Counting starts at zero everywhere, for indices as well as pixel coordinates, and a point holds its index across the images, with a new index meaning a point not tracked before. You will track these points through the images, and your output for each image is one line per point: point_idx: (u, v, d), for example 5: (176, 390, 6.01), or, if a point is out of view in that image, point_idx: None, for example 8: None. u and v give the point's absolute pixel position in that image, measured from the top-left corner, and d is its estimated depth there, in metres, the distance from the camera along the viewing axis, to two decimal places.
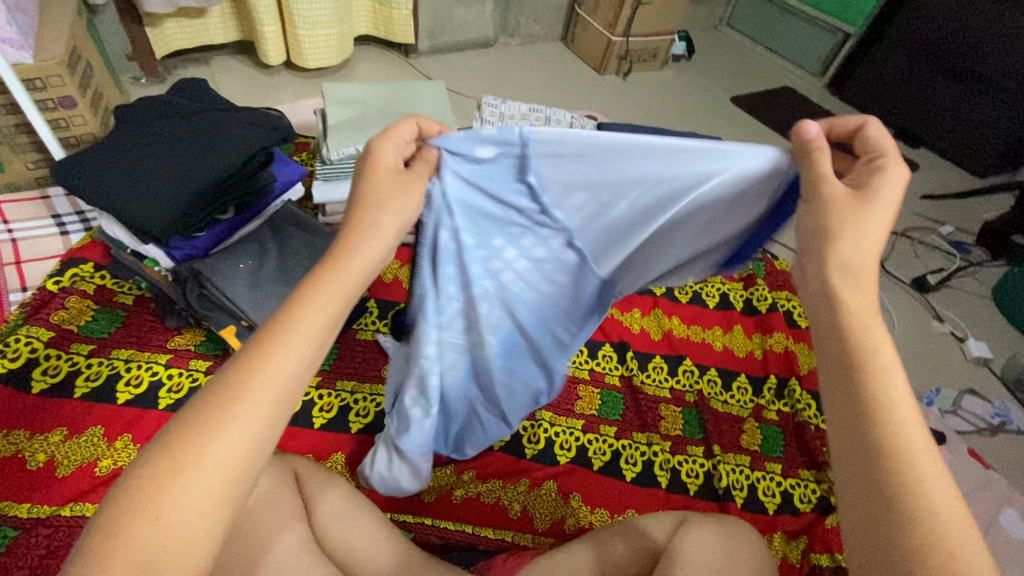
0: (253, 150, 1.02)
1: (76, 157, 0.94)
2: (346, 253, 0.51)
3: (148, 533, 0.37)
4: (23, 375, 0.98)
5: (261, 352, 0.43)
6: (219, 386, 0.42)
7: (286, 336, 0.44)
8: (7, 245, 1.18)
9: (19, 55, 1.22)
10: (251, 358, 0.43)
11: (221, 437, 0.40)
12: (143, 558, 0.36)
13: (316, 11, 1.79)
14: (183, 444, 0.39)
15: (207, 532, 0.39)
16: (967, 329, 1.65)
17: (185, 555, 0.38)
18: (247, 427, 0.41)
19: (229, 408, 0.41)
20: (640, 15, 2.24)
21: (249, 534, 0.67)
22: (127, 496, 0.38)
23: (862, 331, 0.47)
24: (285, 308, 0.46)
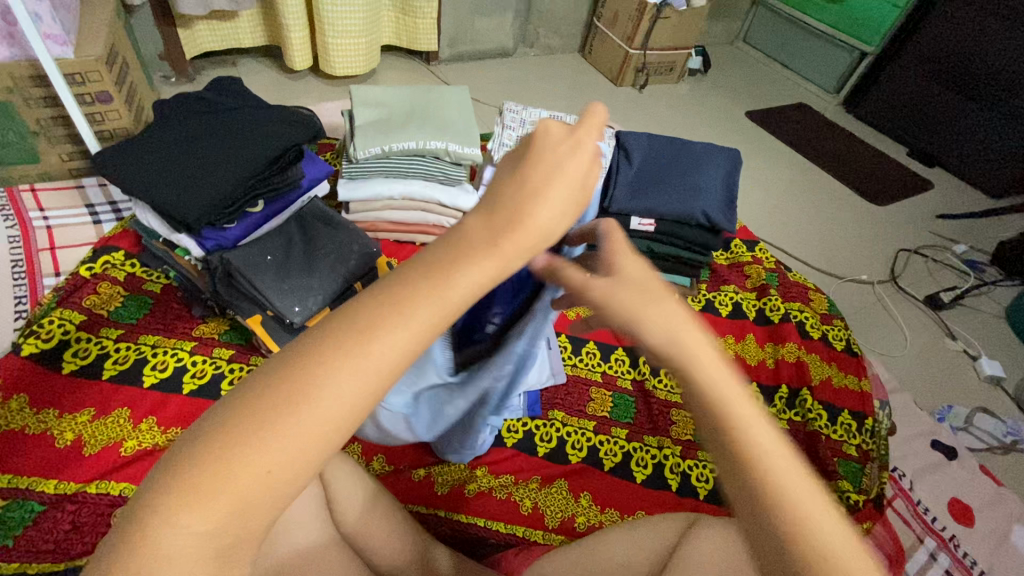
0: (283, 147, 1.07)
1: (117, 150, 1.00)
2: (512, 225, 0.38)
3: (209, 510, 0.31)
4: (55, 356, 1.02)
5: (374, 321, 0.34)
6: (304, 352, 0.34)
7: (388, 318, 0.34)
8: (43, 231, 1.24)
9: (61, 51, 1.27)
10: (360, 324, 0.34)
11: (301, 417, 0.32)
12: (201, 537, 0.31)
13: (346, 21, 1.85)
14: (264, 411, 0.32)
15: (263, 514, 0.33)
16: (979, 347, 1.65)
17: (251, 535, 0.33)
18: (330, 413, 0.33)
19: (326, 380, 0.33)
20: (659, 28, 2.27)
21: None
22: (189, 465, 0.32)
23: (694, 337, 0.42)
24: (401, 270, 0.36)
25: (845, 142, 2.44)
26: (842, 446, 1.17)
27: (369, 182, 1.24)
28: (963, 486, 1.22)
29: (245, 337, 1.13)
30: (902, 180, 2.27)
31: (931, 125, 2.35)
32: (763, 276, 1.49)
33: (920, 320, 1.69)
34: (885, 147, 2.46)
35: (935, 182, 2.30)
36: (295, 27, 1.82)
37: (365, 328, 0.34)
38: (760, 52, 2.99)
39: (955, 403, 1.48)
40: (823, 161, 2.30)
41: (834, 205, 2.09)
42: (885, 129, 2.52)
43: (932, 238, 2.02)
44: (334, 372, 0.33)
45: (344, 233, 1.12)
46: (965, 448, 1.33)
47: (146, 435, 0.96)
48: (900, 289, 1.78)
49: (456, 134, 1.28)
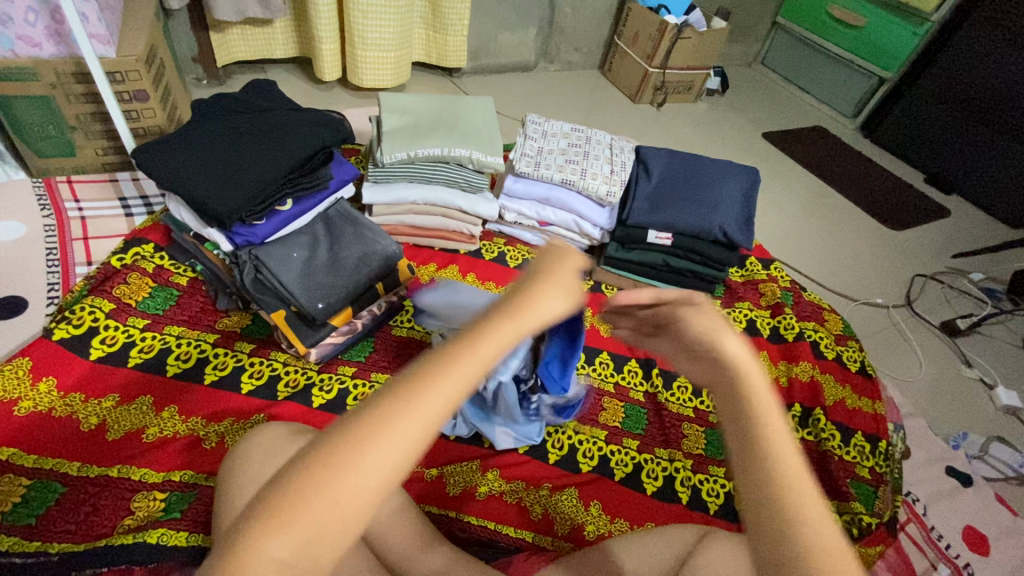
0: (313, 150, 1.11)
1: (154, 146, 1.04)
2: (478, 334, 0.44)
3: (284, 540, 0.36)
4: (84, 342, 1.04)
5: (369, 429, 0.38)
6: (386, 393, 0.40)
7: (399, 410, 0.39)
8: (78, 221, 1.28)
9: (104, 50, 1.32)
10: (358, 433, 0.38)
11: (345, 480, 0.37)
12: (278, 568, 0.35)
13: (377, 35, 1.90)
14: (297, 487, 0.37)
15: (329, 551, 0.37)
16: (996, 376, 1.64)
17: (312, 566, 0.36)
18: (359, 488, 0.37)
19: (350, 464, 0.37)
20: (679, 48, 2.30)
21: None
22: (274, 497, 0.37)
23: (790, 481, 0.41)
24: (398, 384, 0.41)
25: (862, 166, 2.44)
26: (855, 468, 1.17)
27: (392, 186, 1.27)
28: (977, 514, 1.20)
29: (265, 332, 1.16)
30: (918, 206, 2.27)
31: (950, 151, 2.34)
32: (777, 294, 1.49)
33: (935, 347, 1.68)
34: (902, 173, 2.47)
35: (952, 210, 2.29)
36: (326, 38, 1.88)
37: (444, 361, 0.41)
38: (778, 76, 3.02)
39: (970, 431, 1.46)
40: (840, 185, 2.30)
41: (850, 228, 2.09)
42: (902, 155, 2.53)
43: (947, 265, 2.01)
44: (392, 429, 0.38)
45: (369, 233, 1.16)
46: (980, 476, 1.31)
47: (167, 423, 0.98)
48: (915, 313, 1.78)
49: (480, 142, 1.31)
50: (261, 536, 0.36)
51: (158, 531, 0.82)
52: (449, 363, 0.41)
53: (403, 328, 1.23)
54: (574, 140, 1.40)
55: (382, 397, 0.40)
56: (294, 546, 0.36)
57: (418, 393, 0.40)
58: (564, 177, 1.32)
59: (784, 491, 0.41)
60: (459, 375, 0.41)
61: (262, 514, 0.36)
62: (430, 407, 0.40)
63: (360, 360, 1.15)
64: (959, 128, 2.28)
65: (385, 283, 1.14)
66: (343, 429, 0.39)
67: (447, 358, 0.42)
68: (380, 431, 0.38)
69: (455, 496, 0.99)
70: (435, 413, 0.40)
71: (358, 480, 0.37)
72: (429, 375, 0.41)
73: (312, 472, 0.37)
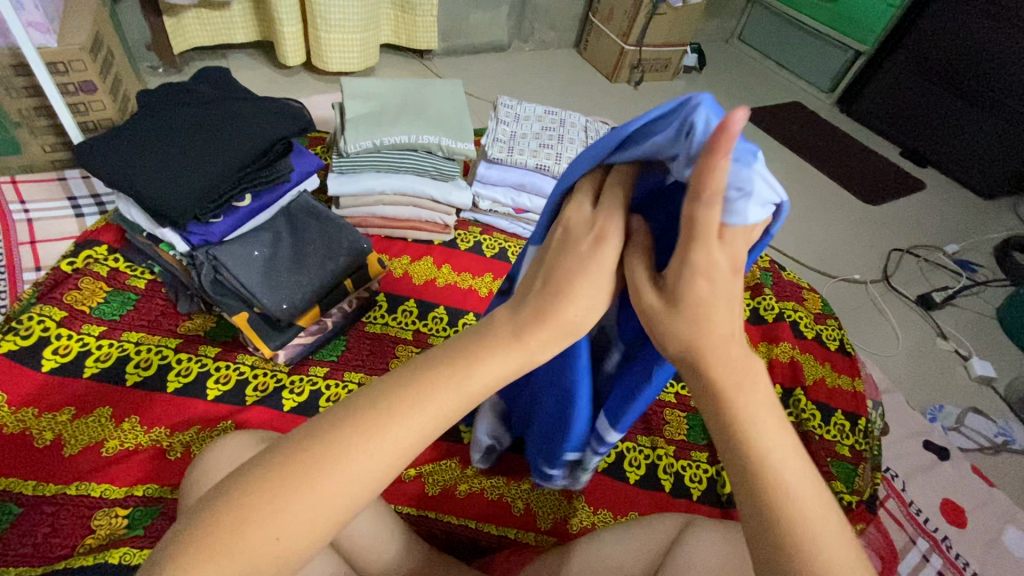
0: (269, 142, 1.05)
1: (96, 141, 0.97)
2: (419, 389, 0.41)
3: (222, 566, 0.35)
4: (34, 353, 0.99)
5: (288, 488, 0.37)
6: (419, 375, 0.42)
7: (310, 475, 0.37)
8: (25, 224, 1.21)
9: (44, 39, 1.23)
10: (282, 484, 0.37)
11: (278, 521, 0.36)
12: None
13: (341, 17, 1.82)
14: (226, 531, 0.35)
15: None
16: (972, 348, 1.65)
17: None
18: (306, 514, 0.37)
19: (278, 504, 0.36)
20: (655, 24, 2.25)
21: None
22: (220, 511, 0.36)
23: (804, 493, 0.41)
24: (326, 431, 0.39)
25: (839, 141, 2.44)
26: (835, 447, 1.17)
27: (360, 177, 1.22)
28: (954, 486, 1.22)
29: (230, 334, 1.11)
30: (895, 180, 2.27)
31: (927, 123, 2.34)
32: (756, 275, 1.48)
33: (912, 321, 1.70)
34: (878, 147, 2.46)
35: (927, 183, 2.31)
36: (288, 20, 1.79)
37: (480, 361, 0.43)
38: (755, 51, 2.99)
39: (946, 403, 1.48)
40: (818, 161, 2.29)
41: (827, 205, 2.09)
42: (878, 128, 2.53)
43: (923, 239, 2.02)
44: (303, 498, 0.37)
45: (334, 227, 1.11)
46: (956, 448, 1.33)
47: (129, 435, 0.93)
48: (891, 288, 1.79)
49: (450, 129, 1.26)
50: (237, 536, 0.36)
51: (121, 550, 0.79)
52: (457, 377, 0.42)
53: (377, 324, 1.18)
54: (548, 123, 1.36)
55: (303, 443, 0.39)
56: (259, 547, 0.36)
57: (456, 370, 0.42)
58: (538, 162, 1.28)
59: (797, 527, 0.40)
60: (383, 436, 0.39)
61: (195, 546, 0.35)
62: (445, 394, 0.41)
63: (331, 359, 1.10)
64: (934, 100, 2.28)
65: (354, 279, 1.10)
66: (382, 404, 0.40)
67: (441, 373, 0.42)
68: (367, 436, 0.39)
69: (435, 496, 0.97)
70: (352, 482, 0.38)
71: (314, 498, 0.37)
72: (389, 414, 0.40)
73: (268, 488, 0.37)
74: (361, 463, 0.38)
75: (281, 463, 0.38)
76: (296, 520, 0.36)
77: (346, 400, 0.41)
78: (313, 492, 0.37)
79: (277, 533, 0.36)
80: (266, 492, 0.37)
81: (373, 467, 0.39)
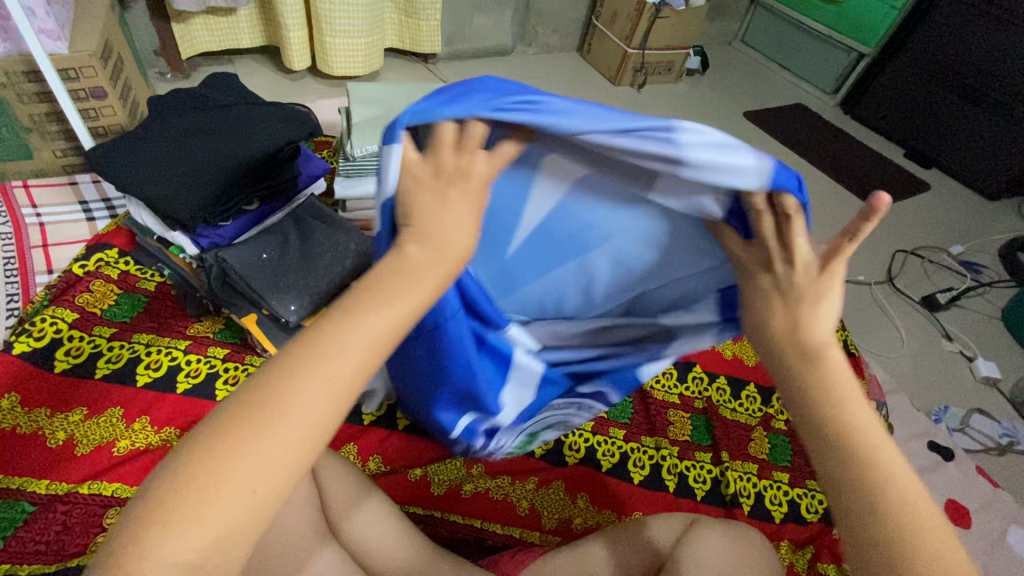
0: (277, 145, 1.06)
1: (109, 147, 0.99)
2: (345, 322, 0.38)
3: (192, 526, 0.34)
4: (47, 354, 1.01)
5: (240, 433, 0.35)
6: (348, 304, 0.39)
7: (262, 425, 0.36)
8: (37, 228, 1.23)
9: (55, 46, 1.25)
10: (237, 430, 0.36)
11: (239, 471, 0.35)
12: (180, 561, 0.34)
13: (346, 22, 1.84)
14: (188, 485, 0.34)
15: None
16: (977, 349, 1.65)
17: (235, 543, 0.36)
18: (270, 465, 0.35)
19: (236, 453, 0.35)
20: (658, 28, 2.26)
21: None
22: (187, 461, 0.35)
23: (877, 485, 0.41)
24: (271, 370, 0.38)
25: (843, 142, 2.44)
26: None
27: (366, 180, 1.23)
28: (960, 486, 1.22)
29: (239, 336, 1.12)
30: (899, 181, 2.27)
31: (930, 124, 2.34)
32: None
33: (916, 322, 1.69)
34: (882, 149, 2.46)
35: (931, 184, 2.31)
36: (294, 26, 1.81)
37: (406, 283, 0.40)
38: (758, 53, 3.00)
39: (951, 404, 1.48)
40: (822, 162, 2.29)
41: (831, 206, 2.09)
42: (881, 130, 2.53)
43: (928, 240, 2.02)
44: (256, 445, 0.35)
45: (341, 230, 1.12)
46: (962, 449, 1.33)
47: (139, 435, 0.95)
48: (895, 289, 1.79)
49: None
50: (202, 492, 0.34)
51: None
52: (382, 302, 0.39)
53: None
54: None
55: (254, 385, 0.37)
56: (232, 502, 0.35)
57: (388, 293, 0.39)
58: None
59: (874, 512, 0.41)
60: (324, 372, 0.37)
61: (162, 503, 0.34)
62: (388, 316, 0.39)
63: None
64: (937, 100, 2.28)
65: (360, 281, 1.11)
66: (322, 343, 0.37)
67: (373, 307, 0.39)
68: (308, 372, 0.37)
69: (441, 496, 0.98)
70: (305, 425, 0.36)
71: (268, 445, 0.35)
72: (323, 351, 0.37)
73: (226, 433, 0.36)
74: (317, 405, 0.36)
75: (237, 423, 0.36)
76: (255, 469, 0.35)
77: (285, 350, 0.38)
78: (270, 443, 0.35)
79: (242, 487, 0.35)
80: (220, 447, 0.35)
81: (321, 408, 0.37)
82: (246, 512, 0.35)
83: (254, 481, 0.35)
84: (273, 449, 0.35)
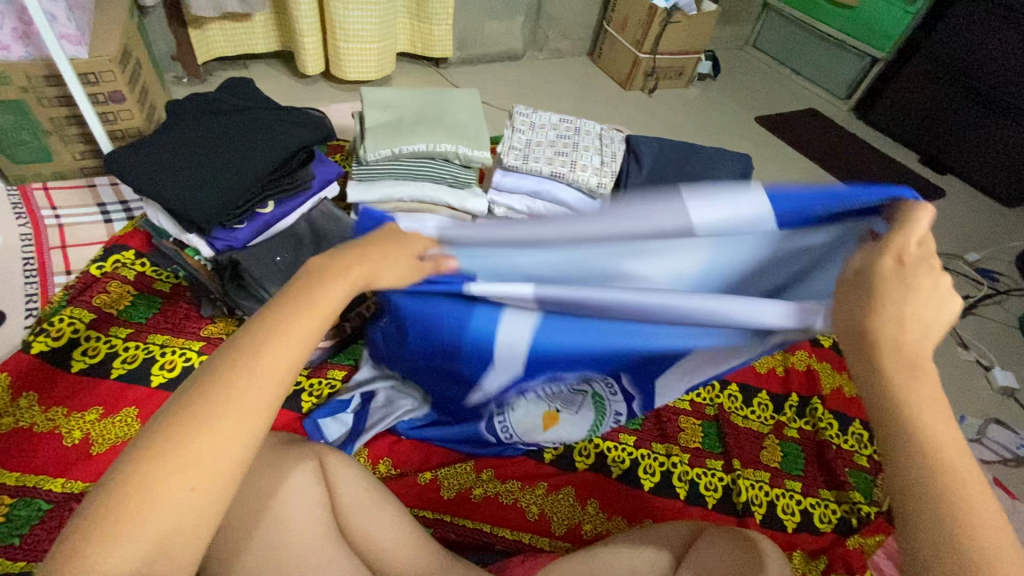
0: (292, 150, 1.08)
1: (128, 150, 1.00)
2: (270, 326, 0.41)
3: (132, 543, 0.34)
4: (65, 354, 1.02)
5: (177, 444, 0.36)
6: (269, 312, 0.43)
7: (201, 429, 0.37)
8: (55, 230, 1.25)
9: (76, 50, 1.27)
10: (172, 441, 0.36)
11: (179, 479, 0.35)
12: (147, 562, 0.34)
13: (359, 27, 1.86)
14: (123, 501, 0.34)
15: None
16: (994, 358, 1.63)
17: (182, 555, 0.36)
18: (208, 467, 0.36)
19: (169, 464, 0.36)
20: (669, 32, 2.25)
21: (271, 531, 0.65)
22: (121, 477, 0.35)
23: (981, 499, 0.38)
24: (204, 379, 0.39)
25: (856, 148, 2.42)
26: (852, 457, 1.16)
27: (378, 183, 1.25)
28: None
29: None
30: (913, 187, 2.25)
31: (945, 129, 2.31)
32: None
33: None
34: (896, 154, 2.44)
35: (946, 190, 2.28)
36: (308, 31, 1.83)
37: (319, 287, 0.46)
38: (769, 58, 2.99)
39: (967, 414, 1.45)
40: (834, 167, 2.28)
41: None
42: (895, 135, 2.51)
43: (943, 247, 1.99)
44: (191, 453, 0.36)
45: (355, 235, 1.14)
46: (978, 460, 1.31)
47: None
48: None
49: (466, 137, 1.28)
50: (144, 503, 0.35)
51: None
52: (301, 305, 0.44)
53: None
54: (563, 131, 1.37)
55: (185, 398, 0.38)
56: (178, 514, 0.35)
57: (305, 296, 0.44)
58: (553, 170, 1.29)
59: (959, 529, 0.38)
60: (255, 372, 0.39)
61: (98, 523, 0.34)
62: (315, 318, 0.44)
63: (349, 363, 1.14)
64: (951, 105, 2.25)
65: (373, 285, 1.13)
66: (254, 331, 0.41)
67: (289, 307, 0.43)
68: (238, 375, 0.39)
69: (450, 500, 0.98)
70: (240, 427, 0.38)
71: (202, 451, 0.36)
72: (254, 353, 0.40)
73: (157, 450, 0.36)
74: (257, 406, 0.39)
75: (181, 409, 0.37)
76: (196, 475, 0.36)
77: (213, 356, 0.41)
78: (202, 446, 0.36)
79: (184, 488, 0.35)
80: (153, 459, 0.36)
81: (253, 409, 0.38)
82: (198, 498, 0.36)
83: (204, 460, 0.36)
84: (221, 429, 0.37)
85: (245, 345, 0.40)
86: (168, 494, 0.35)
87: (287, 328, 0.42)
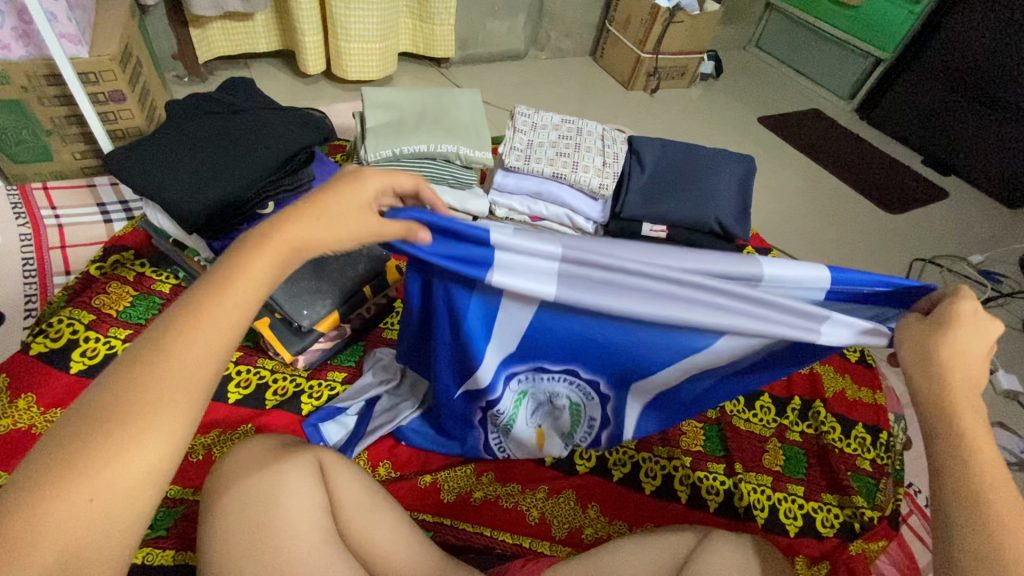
0: (291, 151, 1.08)
1: (127, 149, 0.99)
2: (182, 324, 0.42)
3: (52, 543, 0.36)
4: (64, 355, 1.01)
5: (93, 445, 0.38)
6: (183, 306, 0.43)
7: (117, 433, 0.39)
8: (55, 230, 1.25)
9: (75, 50, 1.27)
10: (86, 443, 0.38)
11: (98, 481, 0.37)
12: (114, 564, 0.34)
13: (361, 27, 1.85)
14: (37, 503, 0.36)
15: None
16: (998, 361, 1.62)
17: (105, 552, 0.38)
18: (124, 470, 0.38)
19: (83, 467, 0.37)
20: (672, 32, 2.24)
21: (262, 534, 0.64)
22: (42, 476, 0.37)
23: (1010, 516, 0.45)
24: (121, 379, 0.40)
25: (859, 149, 2.41)
26: (856, 461, 1.15)
27: None
28: None
29: (253, 338, 1.14)
30: (917, 189, 2.24)
31: (949, 131, 2.30)
32: None
33: None
34: (900, 155, 2.43)
35: (950, 191, 2.27)
36: (310, 30, 1.83)
37: (239, 265, 0.46)
38: (772, 58, 2.97)
39: None
40: (837, 168, 2.27)
41: (847, 213, 2.06)
42: (899, 137, 2.50)
43: (947, 249, 1.98)
44: (107, 456, 0.38)
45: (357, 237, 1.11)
46: None
47: None
48: None
49: (467, 138, 1.27)
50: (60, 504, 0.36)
51: (143, 550, 0.81)
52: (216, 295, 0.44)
53: (393, 330, 1.20)
54: (565, 132, 1.36)
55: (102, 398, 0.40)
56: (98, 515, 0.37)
57: (220, 285, 0.44)
58: (555, 171, 1.28)
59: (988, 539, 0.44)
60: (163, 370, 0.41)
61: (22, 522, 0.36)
62: (232, 310, 0.44)
63: (348, 364, 1.14)
64: (955, 106, 2.24)
65: (373, 285, 1.10)
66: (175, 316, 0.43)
67: (204, 299, 0.43)
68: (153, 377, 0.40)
69: (449, 503, 0.97)
70: (154, 428, 0.40)
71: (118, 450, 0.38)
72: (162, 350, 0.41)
73: (74, 451, 0.38)
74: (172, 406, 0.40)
75: (99, 410, 0.39)
76: (112, 478, 0.38)
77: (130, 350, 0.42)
78: (117, 448, 0.38)
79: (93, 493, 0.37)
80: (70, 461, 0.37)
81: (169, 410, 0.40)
82: (131, 477, 0.38)
83: (138, 438, 0.39)
84: (151, 413, 0.40)
85: (158, 342, 0.41)
86: (85, 495, 0.37)
87: (201, 324, 0.42)
